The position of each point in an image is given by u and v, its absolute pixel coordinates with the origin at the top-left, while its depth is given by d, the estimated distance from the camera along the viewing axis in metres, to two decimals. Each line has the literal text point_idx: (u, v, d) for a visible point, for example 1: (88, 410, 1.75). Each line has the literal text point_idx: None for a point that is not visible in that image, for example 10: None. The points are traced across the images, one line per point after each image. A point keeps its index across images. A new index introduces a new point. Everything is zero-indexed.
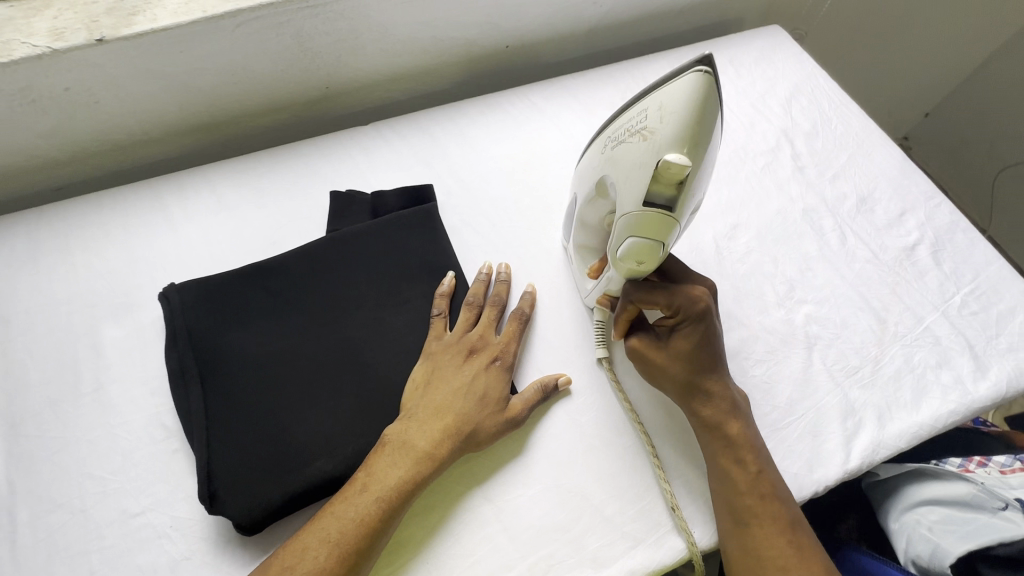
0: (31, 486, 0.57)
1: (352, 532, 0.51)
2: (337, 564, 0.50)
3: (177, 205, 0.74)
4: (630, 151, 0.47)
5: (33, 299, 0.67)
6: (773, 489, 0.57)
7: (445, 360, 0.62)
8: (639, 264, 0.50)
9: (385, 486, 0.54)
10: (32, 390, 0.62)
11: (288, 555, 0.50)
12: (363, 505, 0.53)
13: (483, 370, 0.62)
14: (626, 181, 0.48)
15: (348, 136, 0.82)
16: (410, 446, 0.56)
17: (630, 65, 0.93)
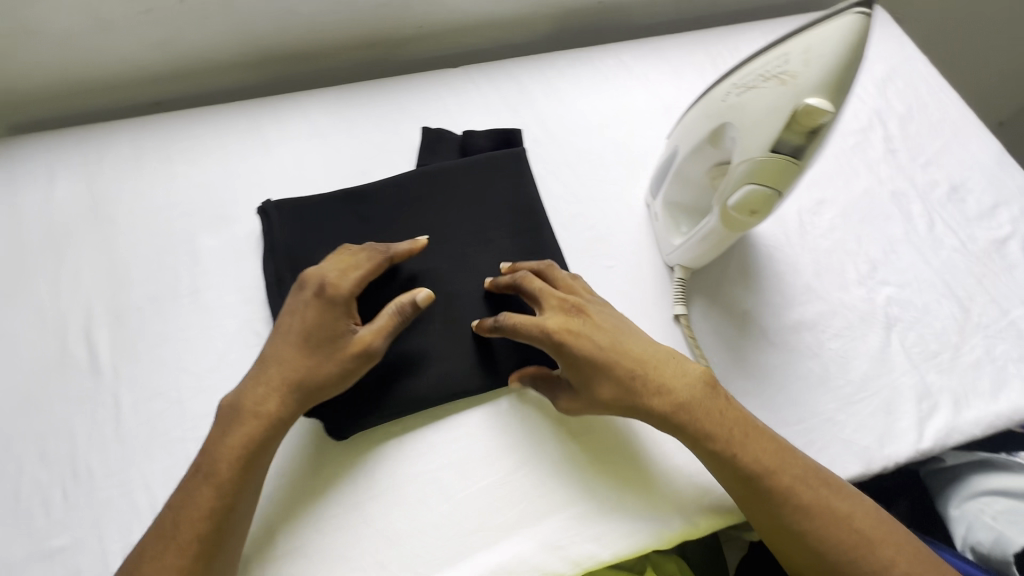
0: (133, 374, 0.60)
1: (244, 458, 0.52)
2: (220, 492, 0.50)
3: (272, 129, 0.76)
4: (760, 99, 0.47)
5: (136, 204, 0.70)
6: (719, 427, 0.55)
7: (297, 314, 0.56)
8: (752, 215, 0.51)
9: (267, 418, 0.53)
10: (134, 287, 0.65)
11: (190, 486, 0.51)
12: (242, 437, 0.52)
13: (312, 307, 0.56)
14: (750, 127, 0.48)
15: (438, 77, 0.82)
16: (244, 406, 0.54)
17: (722, 32, 0.91)
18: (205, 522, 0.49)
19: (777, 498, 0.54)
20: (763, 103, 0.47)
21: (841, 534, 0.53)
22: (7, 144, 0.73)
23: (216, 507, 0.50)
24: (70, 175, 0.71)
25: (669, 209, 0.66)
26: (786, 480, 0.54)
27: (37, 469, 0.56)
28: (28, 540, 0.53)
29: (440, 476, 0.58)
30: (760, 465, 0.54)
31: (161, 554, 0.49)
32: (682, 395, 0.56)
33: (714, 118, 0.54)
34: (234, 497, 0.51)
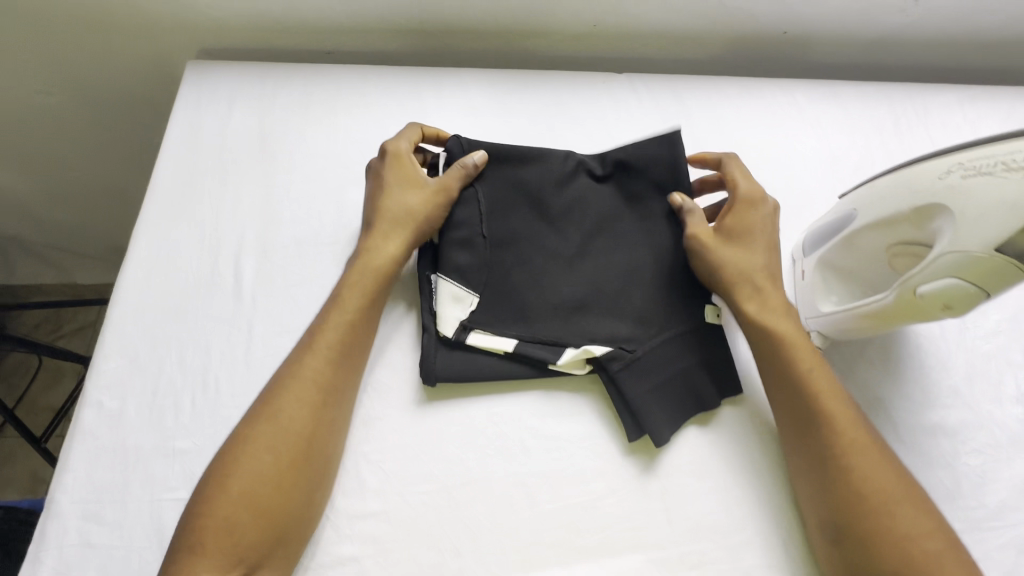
0: (268, 306, 0.64)
1: (339, 333, 0.58)
2: (329, 358, 0.56)
3: (431, 99, 0.77)
4: (998, 186, 0.43)
5: (298, 146, 0.73)
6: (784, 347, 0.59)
7: (383, 170, 0.65)
8: (945, 307, 0.47)
9: (364, 292, 0.60)
10: (283, 224, 0.68)
11: (299, 354, 0.57)
12: (346, 313, 0.59)
13: (378, 176, 0.66)
14: (979, 216, 0.44)
15: (599, 78, 0.80)
16: (361, 253, 0.62)
17: (912, 88, 0.83)
18: (310, 383, 0.55)
19: (837, 451, 0.55)
20: (1002, 196, 0.43)
21: (900, 522, 0.52)
22: (198, 65, 0.78)
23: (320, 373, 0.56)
24: (247, 106, 0.76)
25: (824, 269, 0.61)
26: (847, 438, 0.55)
27: (174, 372, 0.60)
28: (158, 435, 0.58)
29: (529, 481, 0.58)
30: (808, 400, 0.57)
31: (287, 398, 0.54)
32: (756, 311, 0.61)
33: (920, 191, 0.49)
34: (331, 375, 0.56)
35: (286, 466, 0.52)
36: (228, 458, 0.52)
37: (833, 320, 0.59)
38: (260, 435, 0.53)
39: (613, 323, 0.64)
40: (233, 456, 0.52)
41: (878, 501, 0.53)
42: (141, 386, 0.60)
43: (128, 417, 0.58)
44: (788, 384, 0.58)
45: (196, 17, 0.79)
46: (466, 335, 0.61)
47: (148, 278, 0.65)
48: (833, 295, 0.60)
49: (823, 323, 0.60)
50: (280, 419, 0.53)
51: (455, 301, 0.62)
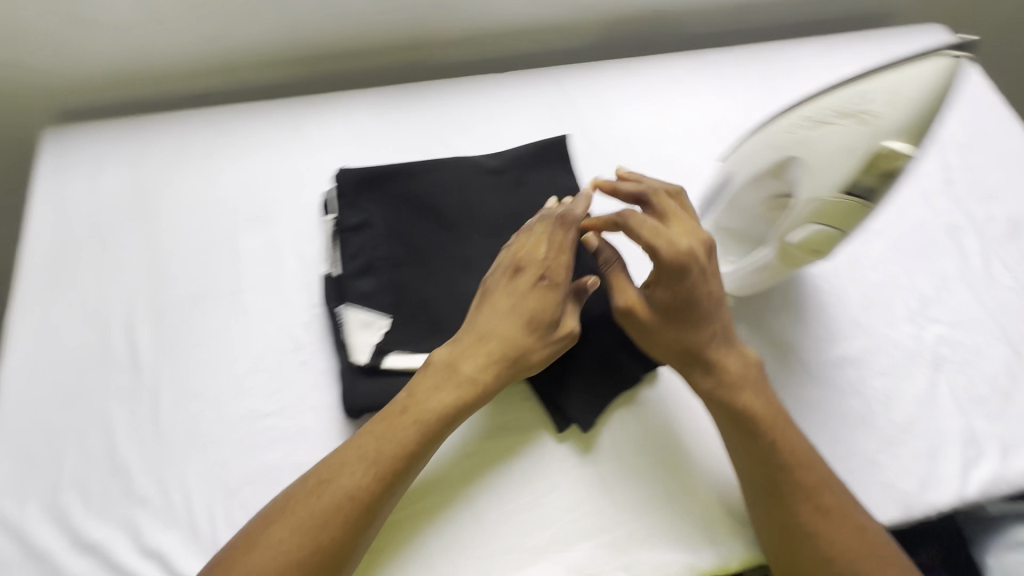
0: (172, 372, 0.61)
1: (388, 449, 0.52)
2: (367, 478, 0.50)
3: (314, 128, 0.75)
4: (835, 134, 0.47)
5: (180, 198, 0.70)
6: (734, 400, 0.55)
7: (520, 289, 0.58)
8: (811, 253, 0.51)
9: (423, 406, 0.54)
10: (176, 284, 0.65)
11: (328, 468, 0.51)
12: (401, 426, 0.53)
13: (534, 295, 0.58)
14: (825, 165, 0.47)
15: (482, 81, 0.81)
16: (457, 368, 0.56)
17: (776, 46, 0.88)
18: (343, 503, 0.49)
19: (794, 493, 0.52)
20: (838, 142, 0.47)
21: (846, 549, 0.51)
22: (56, 131, 0.73)
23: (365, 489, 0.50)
24: (116, 166, 0.71)
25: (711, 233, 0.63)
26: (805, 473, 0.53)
27: (77, 463, 0.56)
28: (69, 533, 0.54)
29: (471, 493, 0.58)
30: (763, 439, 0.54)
31: (292, 520, 0.48)
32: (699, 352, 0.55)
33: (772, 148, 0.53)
34: (371, 493, 0.50)
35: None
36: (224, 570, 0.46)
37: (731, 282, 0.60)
38: (263, 558, 0.46)
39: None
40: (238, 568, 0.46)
41: (832, 535, 0.51)
42: (41, 486, 0.55)
43: (32, 521, 0.54)
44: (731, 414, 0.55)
45: (42, 80, 0.74)
46: (382, 359, 0.60)
47: (31, 367, 0.60)
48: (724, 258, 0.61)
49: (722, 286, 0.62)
50: (286, 538, 0.47)
51: (363, 327, 0.61)
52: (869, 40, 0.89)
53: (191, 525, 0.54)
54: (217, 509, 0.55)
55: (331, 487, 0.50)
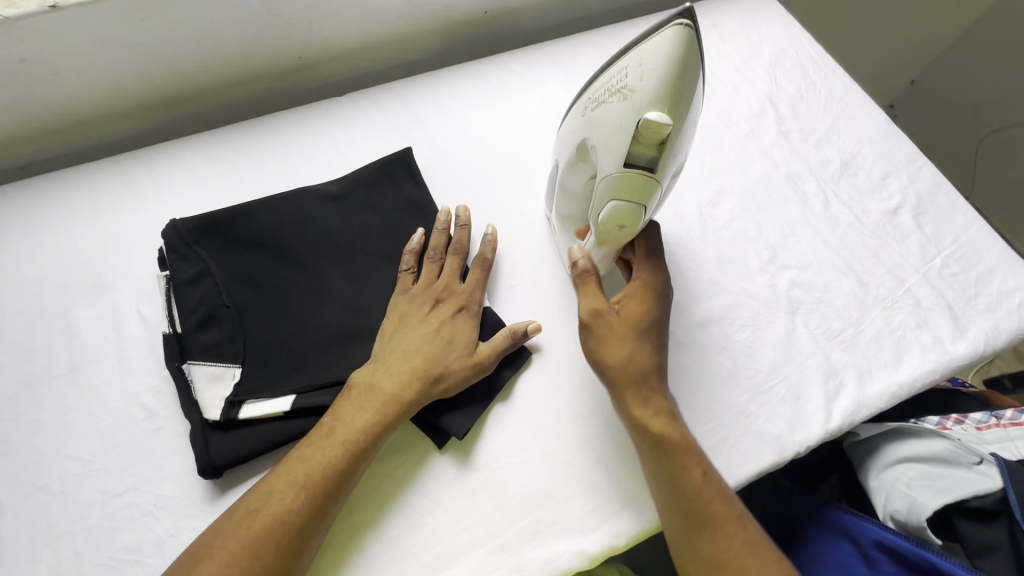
0: (8, 469, 0.56)
1: (317, 472, 0.53)
2: (292, 504, 0.51)
3: (148, 182, 0.72)
4: (611, 111, 0.50)
5: (4, 281, 0.65)
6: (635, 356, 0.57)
7: (437, 317, 0.62)
8: (621, 228, 0.54)
9: (351, 429, 0.55)
10: (6, 373, 0.61)
11: (254, 499, 0.52)
12: (330, 447, 0.54)
13: (449, 322, 0.62)
14: (610, 143, 0.50)
15: (323, 107, 0.79)
16: (373, 388, 0.57)
17: (612, 30, 0.90)
18: (271, 531, 0.50)
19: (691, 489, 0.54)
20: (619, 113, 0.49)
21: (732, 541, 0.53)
22: None
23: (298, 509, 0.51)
24: None
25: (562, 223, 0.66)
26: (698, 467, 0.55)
27: None
28: None
29: (352, 527, 0.56)
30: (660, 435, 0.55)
31: (216, 560, 0.49)
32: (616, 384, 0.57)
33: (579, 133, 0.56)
34: (300, 518, 0.51)
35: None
36: None
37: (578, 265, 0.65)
38: None
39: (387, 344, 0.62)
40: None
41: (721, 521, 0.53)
42: None
43: None
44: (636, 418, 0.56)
45: None
46: (236, 411, 0.57)
47: None
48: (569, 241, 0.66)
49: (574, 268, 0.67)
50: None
51: (212, 380, 0.58)
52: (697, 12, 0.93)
53: None
54: None
55: (260, 513, 0.51)
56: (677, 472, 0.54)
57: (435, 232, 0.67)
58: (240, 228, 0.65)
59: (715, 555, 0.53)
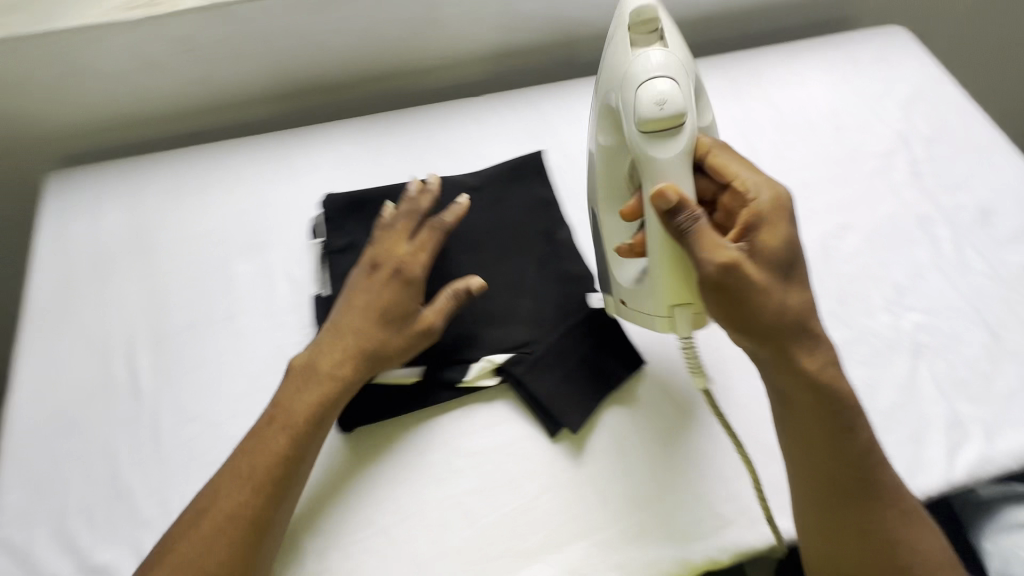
0: (171, 396, 0.63)
1: (281, 443, 0.56)
2: (267, 470, 0.54)
3: (302, 157, 0.79)
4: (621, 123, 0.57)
5: (175, 232, 0.73)
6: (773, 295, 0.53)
7: (371, 284, 0.62)
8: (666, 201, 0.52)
9: (307, 403, 0.58)
10: (174, 312, 0.68)
11: (240, 465, 0.55)
12: (296, 420, 0.57)
13: (393, 291, 0.61)
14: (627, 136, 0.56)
15: (461, 105, 0.85)
16: (318, 368, 0.59)
17: (742, 56, 0.92)
18: (257, 488, 0.53)
19: (848, 457, 0.54)
20: (622, 79, 0.55)
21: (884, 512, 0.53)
22: (60, 176, 0.77)
23: (283, 459, 0.55)
24: (117, 204, 0.75)
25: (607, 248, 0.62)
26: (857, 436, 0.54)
27: (83, 489, 0.58)
28: (74, 556, 0.55)
29: (464, 500, 0.59)
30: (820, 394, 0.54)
31: (222, 512, 0.52)
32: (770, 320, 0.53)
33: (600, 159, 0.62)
34: (257, 485, 0.54)
35: (244, 554, 0.51)
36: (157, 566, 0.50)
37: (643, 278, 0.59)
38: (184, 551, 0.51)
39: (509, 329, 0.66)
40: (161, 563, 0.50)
41: (880, 493, 0.54)
42: (49, 511, 0.57)
43: (40, 548, 0.56)
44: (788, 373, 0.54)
45: (45, 128, 0.78)
46: (372, 374, 0.62)
47: (38, 398, 0.63)
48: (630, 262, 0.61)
49: (632, 292, 0.60)
50: (201, 528, 0.52)
51: None
52: (831, 45, 0.93)
53: None
54: None
55: (233, 481, 0.54)
56: (837, 439, 0.54)
57: (426, 192, 0.66)
58: (387, 209, 0.71)
59: (867, 524, 0.53)
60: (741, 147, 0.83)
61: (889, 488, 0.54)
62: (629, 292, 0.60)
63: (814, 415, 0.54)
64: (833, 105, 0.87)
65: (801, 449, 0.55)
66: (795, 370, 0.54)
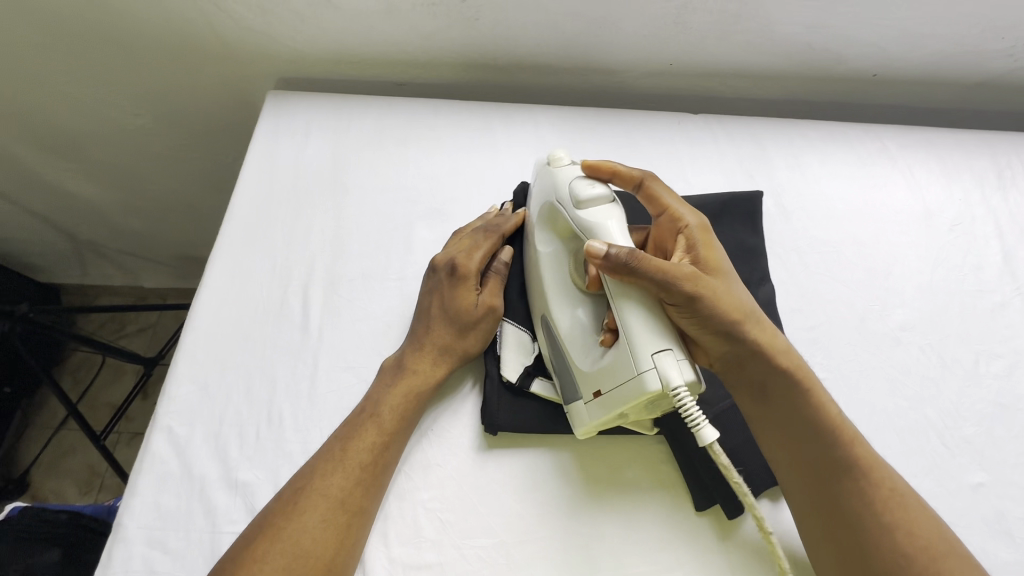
0: (333, 340, 0.64)
1: (387, 419, 0.57)
2: (372, 450, 0.55)
3: (501, 134, 0.77)
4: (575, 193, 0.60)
5: (369, 178, 0.74)
6: (729, 291, 0.52)
7: (438, 283, 0.63)
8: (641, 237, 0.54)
9: (412, 385, 0.58)
10: (352, 258, 0.69)
11: (338, 439, 0.55)
12: (398, 398, 0.58)
13: (458, 293, 0.62)
14: None
15: (674, 119, 0.78)
16: (406, 363, 0.60)
17: (1017, 139, 0.77)
18: (363, 458, 0.54)
19: (864, 504, 0.48)
20: (550, 181, 0.60)
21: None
22: (279, 96, 0.81)
23: (376, 446, 0.55)
24: (322, 136, 0.77)
25: (565, 344, 0.56)
26: (876, 484, 0.49)
27: (240, 403, 0.61)
28: (222, 465, 0.58)
29: (591, 544, 0.55)
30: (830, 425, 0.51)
31: (323, 480, 0.53)
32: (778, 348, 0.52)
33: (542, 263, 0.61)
34: (367, 457, 0.54)
35: (349, 531, 0.51)
36: (260, 541, 0.49)
37: (606, 351, 0.52)
38: (293, 524, 0.50)
39: None
40: (262, 539, 0.49)
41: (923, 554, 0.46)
42: (208, 414, 0.60)
43: (195, 445, 0.59)
44: (801, 405, 0.52)
45: (278, 47, 0.81)
46: (530, 383, 0.60)
47: (221, 304, 0.66)
48: (587, 346, 0.55)
49: (600, 372, 0.52)
50: (307, 497, 0.51)
51: (518, 347, 0.62)
52: None
53: None
54: None
55: (345, 452, 0.54)
56: (846, 485, 0.49)
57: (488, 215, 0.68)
58: None
59: None
60: (994, 247, 0.70)
61: (872, 473, 0.49)
62: (599, 376, 0.52)
63: (774, 406, 0.52)
64: None
65: (775, 446, 0.52)
66: (750, 361, 0.52)
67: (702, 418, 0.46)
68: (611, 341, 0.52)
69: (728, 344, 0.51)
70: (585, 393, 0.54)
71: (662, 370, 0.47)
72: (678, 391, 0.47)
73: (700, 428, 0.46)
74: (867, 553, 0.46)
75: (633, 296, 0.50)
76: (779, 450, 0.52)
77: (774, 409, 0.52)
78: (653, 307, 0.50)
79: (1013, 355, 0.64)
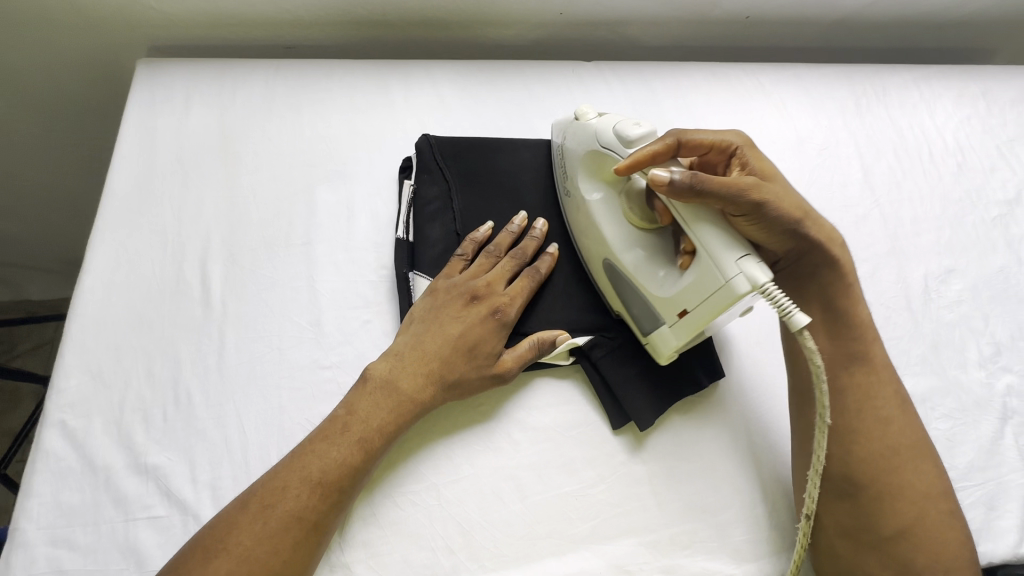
0: (240, 312, 0.62)
1: (374, 432, 0.53)
2: (348, 466, 0.51)
3: (399, 91, 0.76)
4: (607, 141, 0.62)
5: (262, 145, 0.71)
6: (792, 194, 0.55)
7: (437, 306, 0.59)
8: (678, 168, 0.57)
9: (399, 405, 0.54)
10: (252, 228, 0.66)
11: (310, 449, 0.51)
12: (387, 414, 0.54)
13: (469, 317, 0.58)
14: None
15: (569, 67, 0.80)
16: (398, 385, 0.55)
17: (869, 70, 0.86)
18: (336, 474, 0.50)
19: (897, 437, 0.54)
20: (590, 131, 0.60)
21: (930, 494, 0.53)
22: (151, 65, 0.75)
23: (353, 466, 0.51)
24: (205, 104, 0.73)
25: (636, 279, 0.58)
26: (904, 423, 0.55)
27: (142, 387, 0.58)
28: (129, 453, 0.55)
29: (519, 474, 0.58)
30: (867, 338, 0.57)
31: (291, 495, 0.49)
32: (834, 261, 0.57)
33: (591, 208, 0.62)
34: (347, 473, 0.51)
35: (315, 540, 0.49)
36: (220, 558, 0.45)
37: (686, 271, 0.54)
38: (256, 541, 0.46)
39: (588, 311, 0.64)
40: (222, 553, 0.45)
41: (929, 472, 0.54)
42: (106, 402, 0.57)
43: (95, 437, 0.55)
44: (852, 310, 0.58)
45: (143, 12, 0.75)
46: None
47: (107, 290, 0.62)
48: (660, 272, 0.57)
49: (683, 291, 0.53)
50: (277, 517, 0.47)
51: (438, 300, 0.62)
52: (965, 75, 0.87)
53: (245, 463, 0.55)
54: (272, 450, 0.56)
55: (318, 461, 0.50)
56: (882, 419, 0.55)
57: None
58: (481, 162, 0.69)
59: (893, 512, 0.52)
60: (856, 166, 0.78)
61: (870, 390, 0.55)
62: (682, 295, 0.53)
63: (831, 304, 0.58)
64: (959, 140, 0.81)
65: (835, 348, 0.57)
66: (823, 260, 0.57)
67: (792, 305, 0.48)
68: (689, 261, 0.54)
69: (793, 243, 0.56)
70: (668, 318, 0.56)
71: (750, 269, 0.49)
72: (766, 287, 0.48)
73: (792, 314, 0.48)
74: (840, 458, 0.54)
75: (697, 217, 0.52)
76: (835, 358, 0.57)
77: (829, 313, 0.58)
78: (717, 220, 0.51)
79: (876, 258, 0.72)
